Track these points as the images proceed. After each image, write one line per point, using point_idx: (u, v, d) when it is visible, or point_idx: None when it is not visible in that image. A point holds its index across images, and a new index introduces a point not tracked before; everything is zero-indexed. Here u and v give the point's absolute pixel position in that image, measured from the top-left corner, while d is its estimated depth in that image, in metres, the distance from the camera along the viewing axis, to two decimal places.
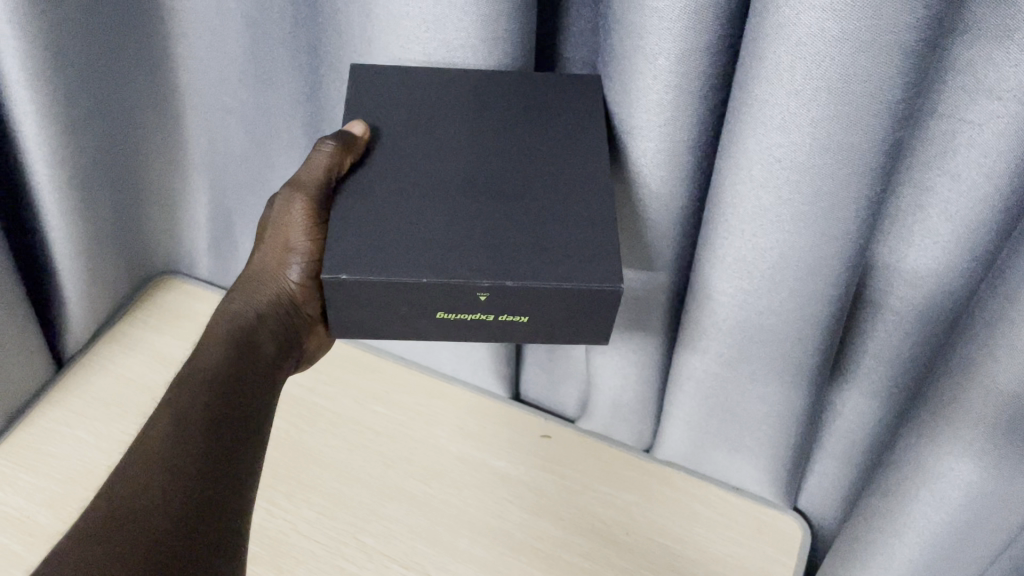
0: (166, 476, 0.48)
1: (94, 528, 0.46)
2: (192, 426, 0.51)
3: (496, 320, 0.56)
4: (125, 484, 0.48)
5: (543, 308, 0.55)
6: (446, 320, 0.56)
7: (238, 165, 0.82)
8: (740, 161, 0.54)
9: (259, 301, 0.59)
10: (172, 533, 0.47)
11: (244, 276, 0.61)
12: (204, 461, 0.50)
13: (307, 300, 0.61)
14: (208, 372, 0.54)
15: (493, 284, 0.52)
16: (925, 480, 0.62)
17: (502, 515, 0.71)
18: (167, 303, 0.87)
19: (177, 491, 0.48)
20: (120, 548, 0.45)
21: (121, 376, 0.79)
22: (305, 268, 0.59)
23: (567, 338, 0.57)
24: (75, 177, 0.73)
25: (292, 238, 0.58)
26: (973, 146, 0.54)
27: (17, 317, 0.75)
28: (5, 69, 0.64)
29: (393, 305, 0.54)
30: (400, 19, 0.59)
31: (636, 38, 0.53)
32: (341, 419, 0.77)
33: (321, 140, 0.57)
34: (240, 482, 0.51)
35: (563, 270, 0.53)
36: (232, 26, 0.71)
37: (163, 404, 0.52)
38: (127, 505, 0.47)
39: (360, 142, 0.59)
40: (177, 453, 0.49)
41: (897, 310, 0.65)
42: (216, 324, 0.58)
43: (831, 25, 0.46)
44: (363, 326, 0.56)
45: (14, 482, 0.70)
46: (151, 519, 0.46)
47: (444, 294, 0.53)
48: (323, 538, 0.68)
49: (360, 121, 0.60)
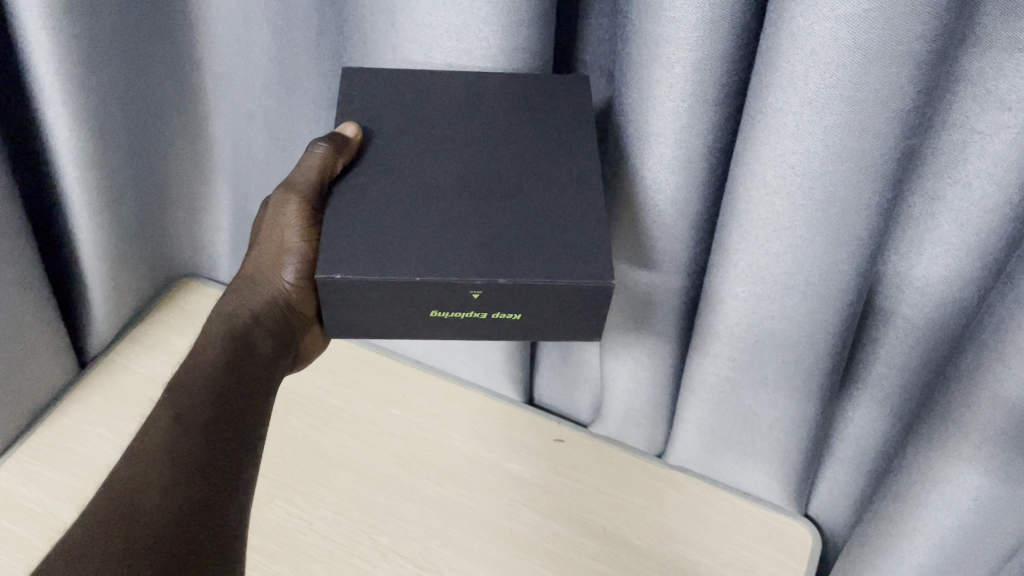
0: (170, 468, 0.50)
1: (100, 520, 0.47)
2: (194, 423, 0.52)
3: (489, 318, 0.57)
4: (129, 477, 0.49)
5: (535, 306, 0.55)
6: (438, 319, 0.57)
7: (261, 170, 0.83)
8: (753, 167, 0.55)
9: (255, 301, 0.59)
10: (174, 533, 0.48)
11: (238, 277, 0.61)
12: (204, 455, 0.51)
13: (302, 301, 0.61)
14: (209, 371, 0.55)
15: (486, 282, 0.53)
16: (934, 484, 0.62)
17: (515, 516, 0.72)
18: (187, 305, 0.89)
19: (179, 485, 0.49)
20: (120, 541, 0.46)
21: (140, 376, 0.81)
22: (300, 268, 0.60)
23: (565, 335, 0.58)
24: (103, 178, 0.75)
25: (287, 239, 0.59)
26: (984, 156, 0.55)
27: (43, 315, 0.77)
28: (38, 73, 0.66)
29: (387, 304, 0.55)
30: (424, 27, 0.61)
31: (654, 48, 0.54)
32: (357, 420, 0.78)
33: (314, 142, 0.58)
34: (237, 477, 0.52)
35: (573, 269, 0.54)
36: (259, 33, 0.73)
37: (165, 399, 0.54)
38: (132, 498, 0.48)
39: (353, 144, 0.59)
40: (178, 446, 0.51)
41: (909, 317, 0.65)
42: (211, 323, 0.59)
43: (844, 35, 0.47)
44: (365, 325, 0.57)
45: (36, 478, 0.71)
46: (152, 514, 0.48)
47: (437, 293, 0.54)
48: (340, 537, 0.69)
49: (352, 123, 0.61)
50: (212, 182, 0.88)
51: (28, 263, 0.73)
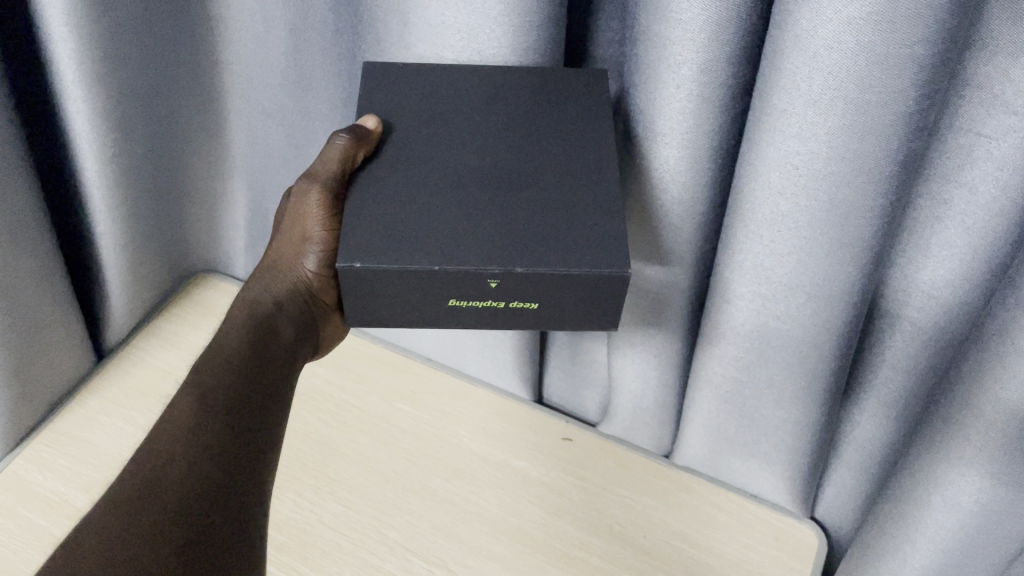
0: (190, 450, 0.51)
1: (122, 496, 0.48)
2: (217, 405, 0.53)
3: (507, 308, 0.57)
4: (150, 457, 0.50)
5: (552, 295, 0.56)
6: (458, 308, 0.57)
7: (277, 168, 0.85)
8: (758, 167, 0.55)
9: (278, 288, 0.61)
10: (190, 518, 0.48)
11: (263, 263, 0.63)
12: (224, 438, 0.52)
13: (324, 289, 0.63)
14: (228, 356, 0.56)
15: (503, 271, 0.54)
16: (937, 487, 0.62)
17: (524, 514, 0.72)
18: (204, 301, 0.91)
19: (199, 467, 0.50)
20: (143, 517, 0.47)
21: (156, 367, 0.83)
22: (321, 257, 0.61)
23: (577, 324, 0.59)
24: (123, 172, 0.76)
25: (309, 228, 0.60)
26: (990, 160, 0.55)
27: (61, 306, 0.79)
28: (60, 70, 0.67)
29: (407, 292, 0.56)
30: (437, 27, 0.62)
31: (661, 48, 0.54)
32: (368, 415, 0.79)
33: (337, 131, 0.58)
34: (257, 465, 0.53)
35: (580, 259, 0.55)
36: (276, 33, 0.74)
37: (187, 382, 0.54)
38: (156, 476, 0.49)
39: (373, 136, 0.60)
40: (199, 428, 0.52)
41: (916, 320, 0.65)
42: (237, 307, 0.60)
43: (847, 38, 0.47)
44: (381, 315, 0.58)
45: (53, 467, 0.73)
46: (174, 491, 0.49)
47: (454, 282, 0.55)
48: (347, 530, 0.70)
49: (373, 116, 0.62)
50: (228, 177, 0.89)
51: (47, 254, 0.75)
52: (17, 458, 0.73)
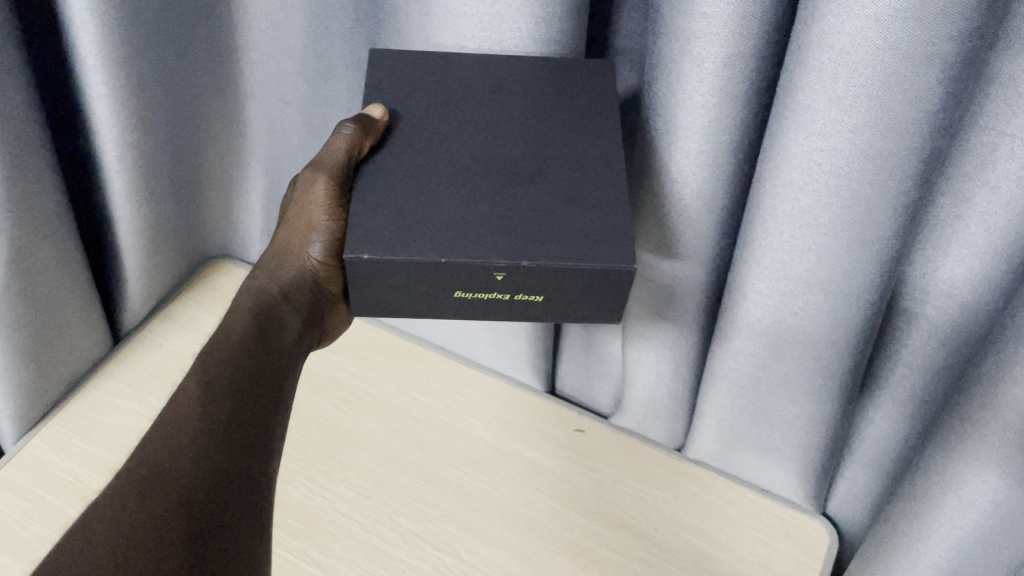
0: (200, 434, 0.51)
1: (133, 479, 0.49)
2: (227, 391, 0.54)
3: (512, 300, 0.57)
4: (161, 441, 0.51)
5: (558, 289, 0.56)
6: (464, 300, 0.57)
7: (295, 155, 0.85)
8: (780, 163, 0.55)
9: (283, 277, 0.62)
10: (201, 503, 0.49)
11: (268, 253, 0.63)
12: (235, 424, 0.53)
13: (329, 277, 0.63)
14: (239, 342, 0.57)
15: (510, 264, 0.54)
16: (952, 486, 0.62)
17: (534, 504, 0.72)
18: (219, 285, 0.92)
19: (208, 453, 0.51)
20: (157, 502, 0.48)
21: (171, 351, 0.84)
22: (327, 245, 0.62)
23: (585, 316, 0.59)
24: (142, 157, 0.76)
25: (315, 217, 0.61)
26: (1012, 159, 0.54)
27: (80, 289, 0.79)
28: (82, 54, 0.67)
29: (413, 282, 0.56)
30: (458, 17, 0.62)
31: (684, 42, 0.54)
32: (382, 403, 0.79)
33: (342, 122, 0.59)
34: (266, 451, 0.53)
35: (588, 251, 0.55)
36: (297, 20, 0.74)
37: (197, 367, 0.55)
38: (166, 461, 0.49)
39: (380, 125, 0.61)
40: (209, 414, 0.52)
41: (933, 318, 0.65)
42: (243, 296, 0.61)
43: (874, 35, 0.47)
44: (389, 304, 0.58)
45: (69, 449, 0.74)
46: (184, 475, 0.49)
47: (462, 273, 0.55)
48: (361, 516, 0.71)
49: (379, 106, 0.62)
50: (246, 164, 0.89)
51: (68, 237, 0.75)
52: (35, 438, 0.74)
